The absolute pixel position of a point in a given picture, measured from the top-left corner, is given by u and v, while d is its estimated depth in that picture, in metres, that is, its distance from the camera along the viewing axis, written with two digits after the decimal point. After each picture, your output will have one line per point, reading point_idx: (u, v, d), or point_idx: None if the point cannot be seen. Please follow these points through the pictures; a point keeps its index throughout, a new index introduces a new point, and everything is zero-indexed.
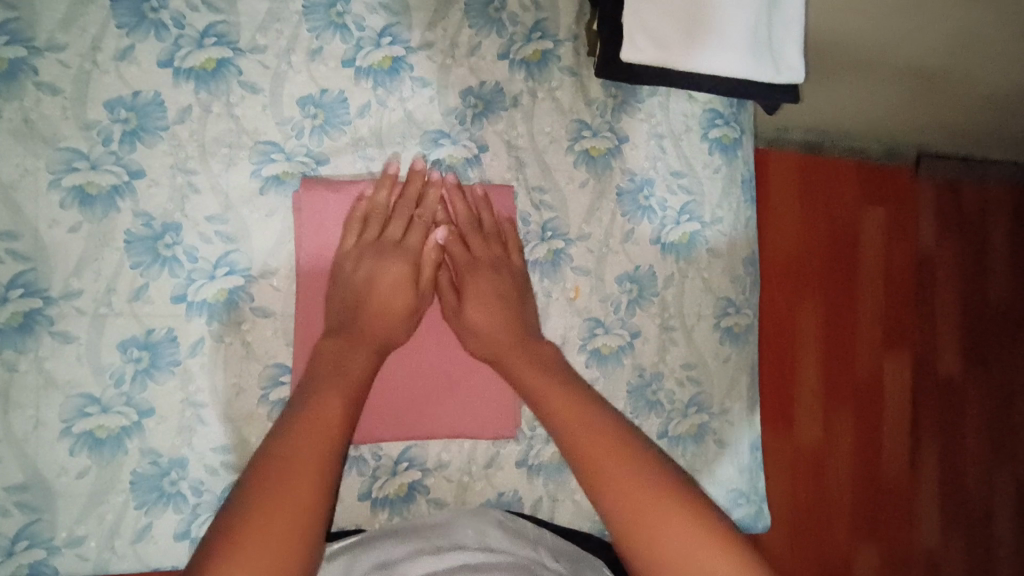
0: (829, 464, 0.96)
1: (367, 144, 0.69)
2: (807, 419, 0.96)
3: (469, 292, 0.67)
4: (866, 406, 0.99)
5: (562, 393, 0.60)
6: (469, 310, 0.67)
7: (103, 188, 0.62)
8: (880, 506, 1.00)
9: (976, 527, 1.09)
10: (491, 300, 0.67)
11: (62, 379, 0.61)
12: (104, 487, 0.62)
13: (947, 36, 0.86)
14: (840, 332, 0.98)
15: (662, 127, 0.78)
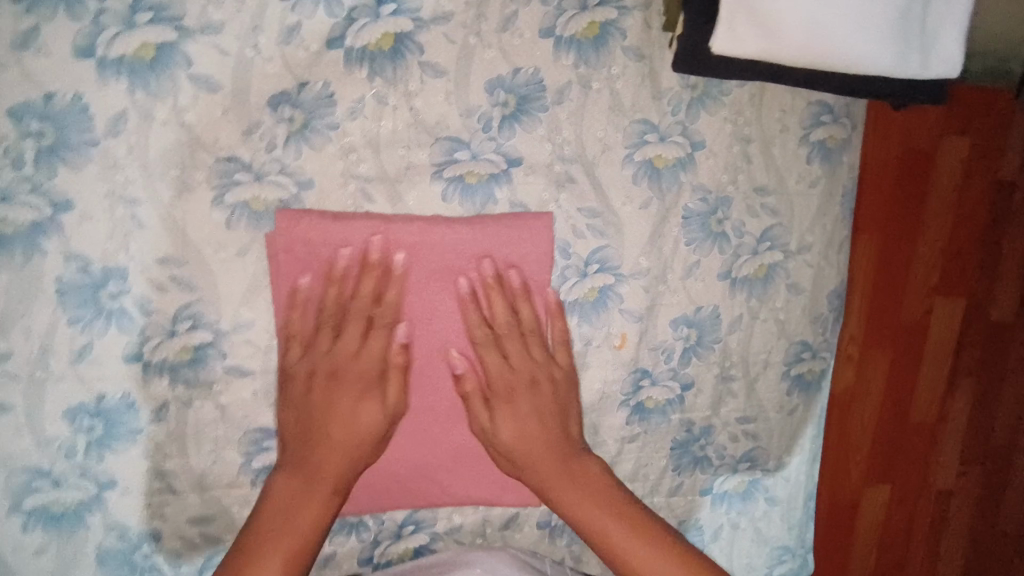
0: (852, 405, 0.90)
1: (361, 157, 0.53)
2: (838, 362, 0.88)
3: (503, 412, 0.54)
4: (903, 347, 0.90)
5: (585, 493, 0.53)
6: (501, 428, 0.54)
7: (21, 225, 0.48)
8: (897, 448, 0.94)
9: (1004, 487, 0.98)
10: (527, 419, 0.54)
11: (1, 453, 0.51)
12: (66, 565, 0.53)
13: None
14: (890, 269, 0.87)
15: (748, 129, 0.60)
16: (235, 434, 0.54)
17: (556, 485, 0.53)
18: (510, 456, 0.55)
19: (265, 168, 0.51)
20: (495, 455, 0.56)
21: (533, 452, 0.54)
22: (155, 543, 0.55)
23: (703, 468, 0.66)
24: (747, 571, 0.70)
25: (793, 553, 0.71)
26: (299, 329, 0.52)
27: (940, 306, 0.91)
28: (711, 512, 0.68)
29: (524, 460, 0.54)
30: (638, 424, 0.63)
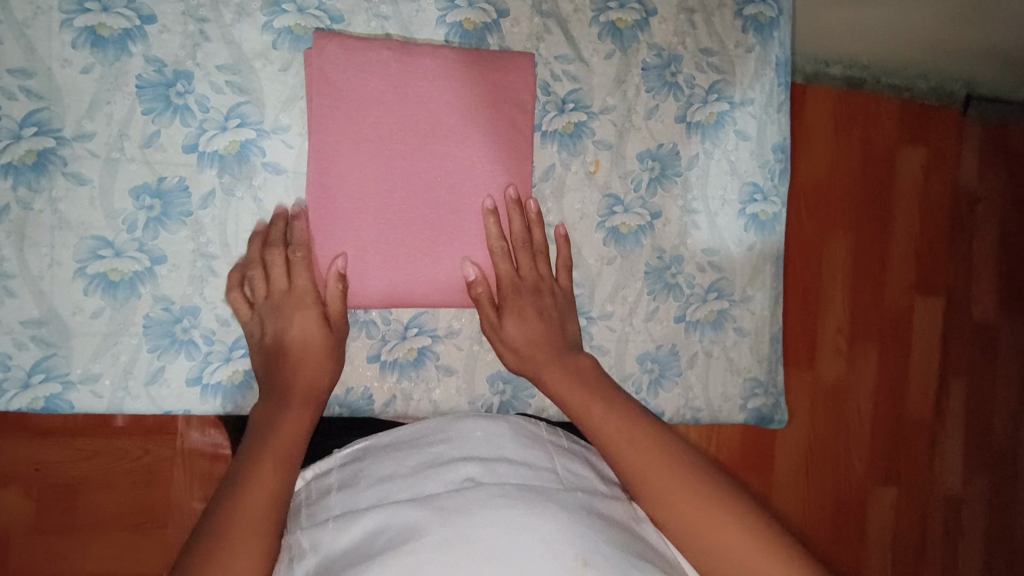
0: (848, 397, 0.99)
1: (381, 1, 0.66)
2: (828, 354, 0.99)
3: (510, 307, 0.65)
4: (889, 338, 1.01)
5: (585, 392, 0.58)
6: (508, 323, 0.65)
7: (116, 31, 0.61)
8: (899, 441, 1.03)
9: (1004, 472, 1.05)
10: (532, 317, 0.65)
11: (76, 222, 0.61)
12: (118, 329, 0.63)
13: None
14: (867, 265, 1.00)
15: (694, 2, 0.74)
16: (268, 225, 0.65)
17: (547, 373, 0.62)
18: (512, 352, 0.65)
19: (306, 3, 0.64)
20: (499, 346, 0.66)
21: (532, 339, 0.64)
22: (193, 318, 0.64)
23: (676, 295, 0.75)
24: (723, 401, 0.77)
25: (764, 389, 0.79)
26: (330, 126, 0.63)
27: (920, 304, 1.02)
28: (687, 339, 0.76)
29: (528, 353, 0.64)
30: (615, 246, 0.73)
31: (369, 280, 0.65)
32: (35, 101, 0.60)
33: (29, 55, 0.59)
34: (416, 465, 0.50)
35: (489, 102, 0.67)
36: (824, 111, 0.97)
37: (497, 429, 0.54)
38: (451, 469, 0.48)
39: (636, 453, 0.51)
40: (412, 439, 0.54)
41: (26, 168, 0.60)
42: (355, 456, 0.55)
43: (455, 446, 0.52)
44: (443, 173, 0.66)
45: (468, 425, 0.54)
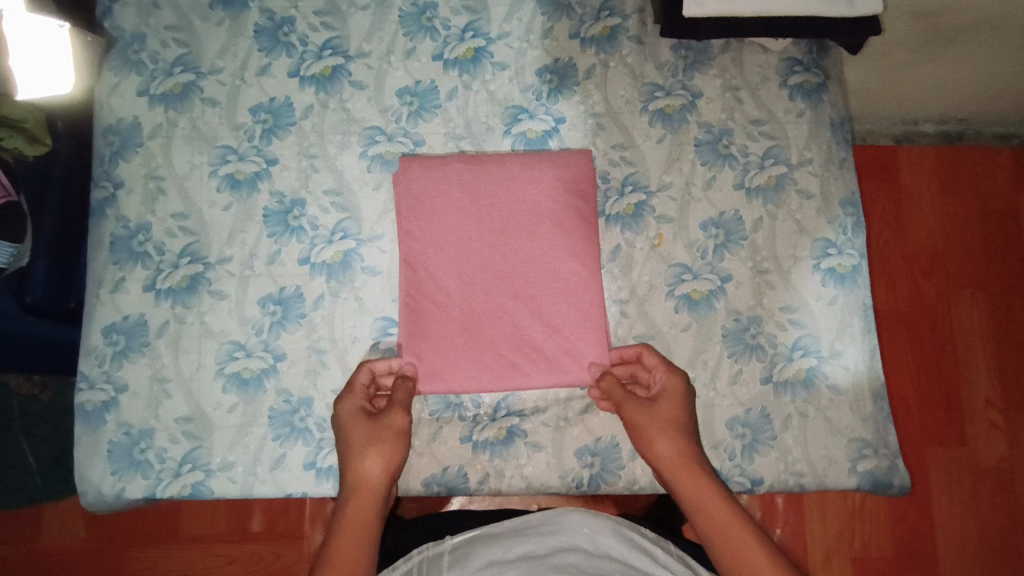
0: (1017, 472, 1.07)
1: (455, 123, 0.78)
2: (986, 439, 1.08)
3: (665, 399, 0.68)
4: None
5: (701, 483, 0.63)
6: (661, 405, 0.68)
7: (248, 174, 0.75)
8: None
9: None
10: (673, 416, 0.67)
11: (217, 330, 0.73)
12: (248, 420, 0.72)
13: (995, 59, 0.99)
14: (1011, 330, 1.12)
15: (737, 80, 0.80)
16: (368, 320, 0.74)
17: (691, 472, 0.64)
18: (653, 435, 0.66)
19: (394, 133, 0.77)
20: (647, 423, 0.67)
21: (680, 422, 0.67)
22: (309, 407, 0.72)
23: (759, 355, 0.75)
24: (828, 464, 0.73)
25: (874, 449, 0.73)
26: (415, 235, 0.73)
27: None
28: (777, 401, 0.74)
29: (677, 438, 0.66)
30: (688, 312, 0.75)
31: (455, 365, 0.71)
32: (189, 236, 0.74)
33: (187, 201, 0.75)
34: (527, 552, 0.56)
35: (553, 195, 0.74)
36: (926, 181, 1.16)
37: (601, 527, 0.59)
38: (560, 558, 0.54)
39: (748, 549, 0.58)
40: (522, 530, 0.59)
41: (181, 289, 0.74)
42: (462, 543, 0.60)
43: (560, 537, 0.57)
44: (517, 262, 0.73)
45: (572, 521, 0.60)
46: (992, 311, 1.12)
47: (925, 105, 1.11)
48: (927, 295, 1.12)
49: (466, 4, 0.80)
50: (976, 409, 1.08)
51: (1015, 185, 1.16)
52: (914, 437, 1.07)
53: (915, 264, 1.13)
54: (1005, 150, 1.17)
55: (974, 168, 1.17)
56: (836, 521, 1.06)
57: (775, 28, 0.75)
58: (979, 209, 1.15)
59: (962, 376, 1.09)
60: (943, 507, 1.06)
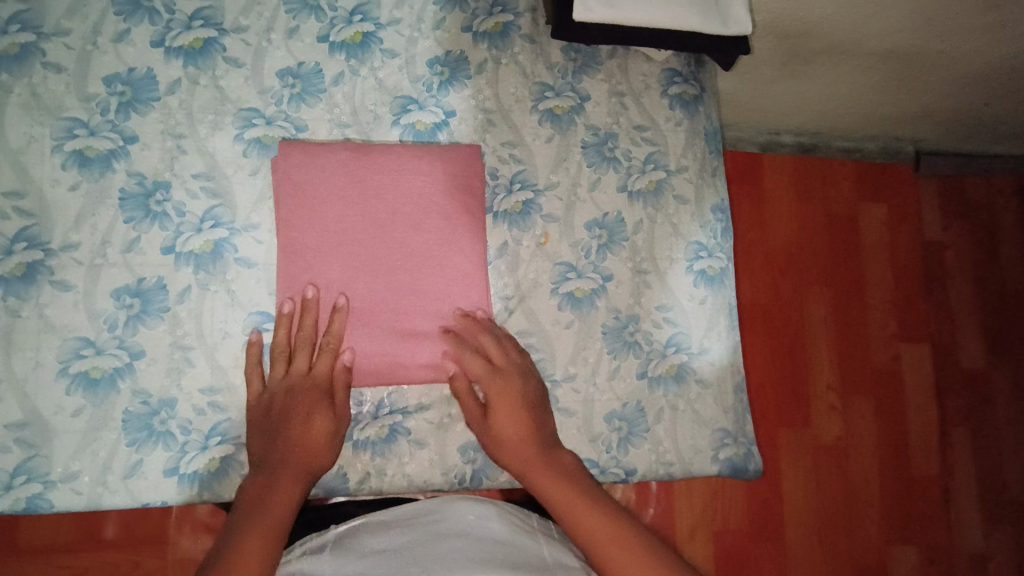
0: (853, 450, 1.21)
1: (340, 109, 0.74)
2: (828, 421, 1.21)
3: (498, 403, 0.68)
4: (884, 392, 1.25)
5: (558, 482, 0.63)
6: (493, 412, 0.68)
7: (101, 152, 0.68)
8: (913, 491, 1.23)
9: (1008, 512, 1.27)
10: (514, 407, 0.68)
11: (61, 325, 0.65)
12: (98, 425, 0.65)
13: (843, 80, 1.11)
14: (852, 324, 1.26)
15: (623, 87, 0.83)
16: (240, 315, 0.69)
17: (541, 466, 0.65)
18: (503, 401, 0.68)
19: (274, 117, 0.72)
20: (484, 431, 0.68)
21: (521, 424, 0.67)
22: (171, 409, 0.66)
23: (636, 352, 0.78)
24: (694, 452, 0.78)
25: (734, 438, 0.80)
26: (293, 223, 0.69)
27: (906, 352, 1.27)
28: (651, 395, 0.78)
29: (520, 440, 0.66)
30: (571, 310, 0.77)
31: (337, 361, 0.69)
32: (26, 218, 0.66)
33: (23, 178, 0.66)
34: (410, 541, 0.54)
35: (439, 188, 0.74)
36: (787, 186, 1.27)
37: (486, 511, 0.60)
38: (444, 545, 0.53)
39: (576, 509, 0.60)
40: (406, 521, 0.58)
41: (15, 278, 0.65)
42: (346, 531, 0.58)
43: (445, 523, 0.57)
44: (401, 255, 0.71)
45: (458, 508, 0.60)
46: (835, 307, 1.25)
47: (786, 119, 1.22)
48: (783, 291, 1.24)
49: None
50: (821, 394, 1.21)
51: (859, 194, 1.30)
52: (767, 420, 1.19)
53: (774, 263, 1.24)
54: (850, 163, 1.31)
55: (823, 178, 1.29)
56: (700, 499, 1.14)
57: (660, 43, 0.79)
58: (829, 214, 1.28)
59: (810, 365, 1.22)
60: (790, 483, 1.18)
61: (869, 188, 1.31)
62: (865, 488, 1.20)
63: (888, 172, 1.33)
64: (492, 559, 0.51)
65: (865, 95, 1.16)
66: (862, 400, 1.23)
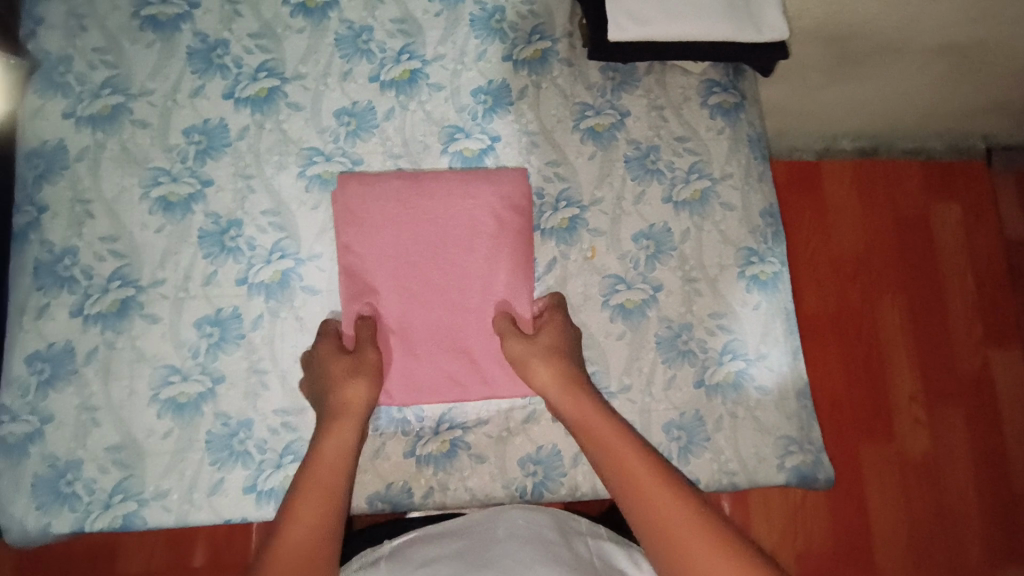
0: (942, 464, 1.14)
1: (392, 142, 0.79)
2: (913, 433, 1.15)
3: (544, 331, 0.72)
4: (972, 400, 1.18)
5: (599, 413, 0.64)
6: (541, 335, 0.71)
7: (182, 196, 0.75)
8: (1016, 507, 1.14)
9: None
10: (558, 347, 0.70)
11: (150, 354, 0.72)
12: (184, 445, 0.70)
13: (898, 74, 1.08)
14: (930, 330, 1.20)
15: (662, 100, 0.84)
16: (308, 339, 0.74)
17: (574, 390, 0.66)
18: (551, 335, 0.71)
19: (332, 154, 0.78)
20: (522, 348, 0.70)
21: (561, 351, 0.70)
22: (248, 429, 0.71)
23: (691, 360, 0.78)
24: (758, 461, 0.76)
25: (799, 445, 0.77)
26: (354, 253, 0.73)
27: (995, 356, 1.20)
28: (709, 403, 0.77)
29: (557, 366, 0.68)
30: (622, 321, 0.78)
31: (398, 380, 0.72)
32: (120, 260, 0.73)
33: (117, 224, 0.74)
34: (463, 546, 0.57)
35: (488, 212, 0.76)
36: (850, 189, 1.22)
37: (536, 516, 0.61)
38: (495, 547, 0.55)
39: (642, 478, 0.57)
40: (458, 528, 0.60)
41: (111, 314, 0.72)
42: (401, 543, 0.60)
43: (496, 528, 0.59)
44: (455, 278, 0.74)
45: (508, 514, 0.61)
46: (910, 314, 1.20)
47: (842, 124, 1.18)
48: (852, 298, 1.19)
49: (402, 27, 0.82)
50: (901, 405, 1.15)
51: (932, 192, 1.24)
52: (846, 435, 1.13)
53: (841, 270, 1.20)
54: (917, 163, 1.24)
55: (889, 179, 1.23)
56: (780, 519, 1.10)
57: (694, 56, 0.81)
58: (897, 216, 1.23)
59: (887, 375, 1.16)
60: (876, 499, 1.12)
61: (943, 184, 1.24)
62: (959, 505, 1.13)
63: (963, 167, 1.25)
64: (542, 560, 0.53)
65: (923, 87, 1.11)
66: (948, 410, 1.17)
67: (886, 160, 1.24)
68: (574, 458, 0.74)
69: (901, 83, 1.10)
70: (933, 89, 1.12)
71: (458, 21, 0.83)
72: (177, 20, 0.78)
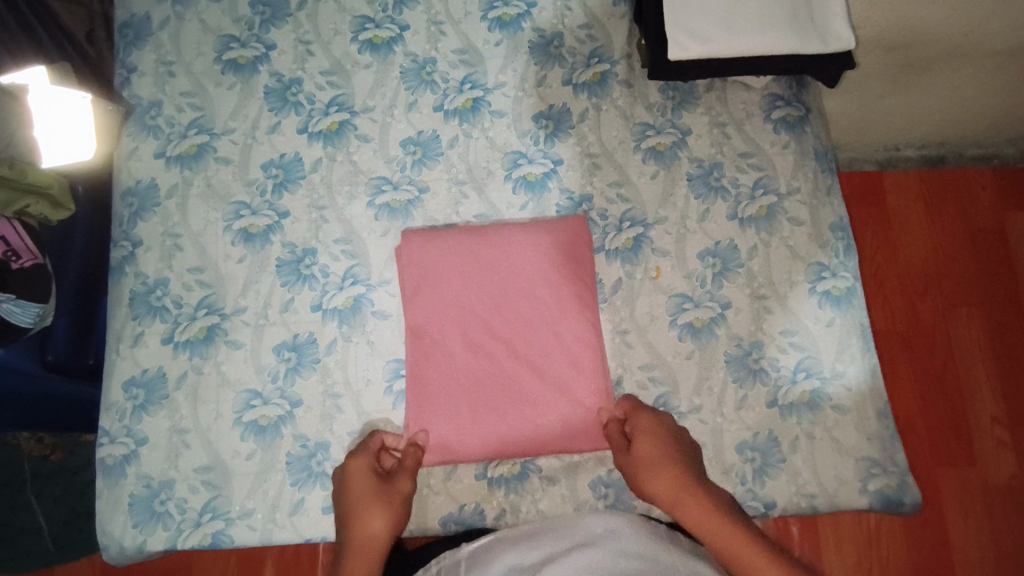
0: None
1: (457, 170, 0.81)
2: (996, 456, 1.08)
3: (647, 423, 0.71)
4: None
5: (668, 478, 0.65)
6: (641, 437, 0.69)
7: (261, 228, 0.79)
8: None
9: None
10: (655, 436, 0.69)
11: (234, 379, 0.75)
12: (267, 467, 0.73)
13: (964, 85, 1.05)
14: (1011, 345, 1.14)
15: (724, 117, 0.84)
16: (380, 362, 0.76)
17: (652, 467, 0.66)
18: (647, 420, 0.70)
19: (400, 182, 0.81)
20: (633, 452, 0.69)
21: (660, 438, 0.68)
22: (325, 451, 0.73)
23: (763, 379, 0.76)
24: (838, 483, 0.74)
25: (883, 467, 0.74)
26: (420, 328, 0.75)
27: None
28: (783, 423, 0.75)
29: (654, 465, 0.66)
30: (691, 340, 0.77)
31: (462, 425, 0.72)
32: (205, 289, 0.77)
33: (203, 256, 0.78)
34: (542, 555, 0.57)
35: (552, 259, 0.76)
36: (911, 200, 1.20)
37: (617, 523, 0.60)
38: (571, 556, 0.55)
39: None
40: (536, 535, 0.60)
41: (198, 341, 0.76)
42: (479, 547, 0.61)
43: (575, 536, 0.59)
44: (520, 324, 0.75)
45: (588, 522, 0.61)
46: (990, 329, 1.14)
47: (905, 133, 1.17)
48: (922, 314, 1.16)
49: (463, 58, 0.84)
50: (983, 426, 1.10)
51: (1001, 201, 1.20)
52: (921, 457, 1.09)
53: (909, 285, 1.17)
54: (988, 170, 1.22)
55: (959, 190, 1.21)
56: (854, 547, 1.06)
57: (757, 71, 0.81)
58: (966, 225, 1.19)
59: (966, 395, 1.11)
60: (959, 526, 1.06)
61: (1013, 194, 1.20)
62: None
63: None
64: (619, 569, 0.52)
65: (993, 95, 1.07)
66: None
67: (951, 171, 1.22)
68: None
69: (967, 94, 1.07)
70: (1004, 96, 1.08)
71: (517, 49, 0.85)
72: (255, 62, 0.83)
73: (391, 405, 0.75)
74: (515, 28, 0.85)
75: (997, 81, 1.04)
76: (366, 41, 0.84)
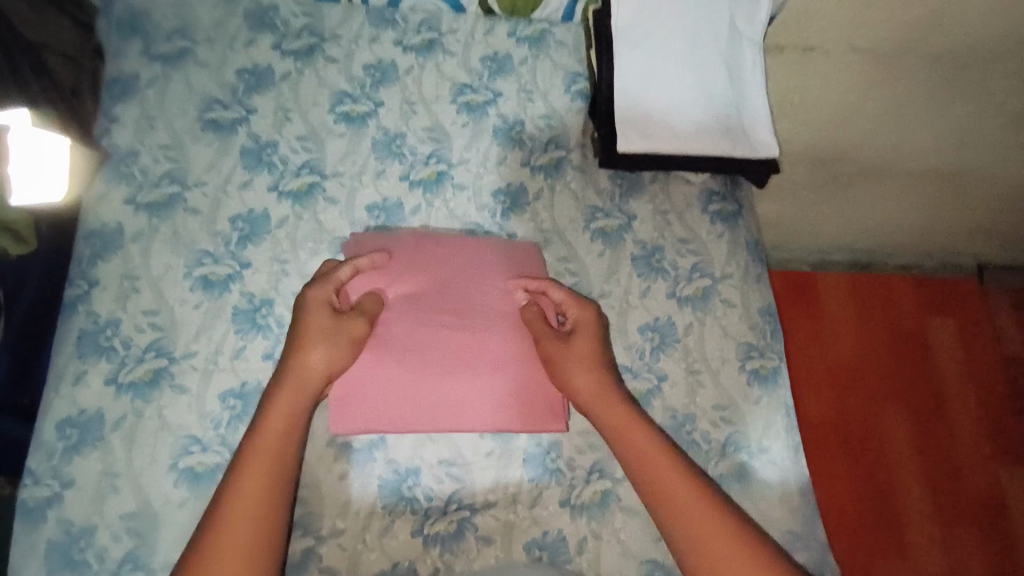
0: None
1: None
2: (923, 549, 1.15)
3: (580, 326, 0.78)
4: (985, 516, 1.19)
5: (614, 408, 0.72)
6: (575, 339, 0.77)
7: (221, 276, 0.81)
8: None
9: None
10: (590, 347, 0.76)
11: (175, 423, 0.75)
12: (198, 516, 0.71)
13: (876, 188, 1.27)
14: (933, 442, 1.23)
15: (666, 206, 0.92)
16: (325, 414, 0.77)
17: (594, 379, 0.74)
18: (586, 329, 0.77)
19: None
20: (563, 358, 0.75)
21: (596, 348, 0.77)
22: None
23: (695, 451, 0.80)
24: None
25: (806, 542, 0.77)
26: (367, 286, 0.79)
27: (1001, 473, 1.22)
28: None
29: (593, 373, 0.74)
30: None
31: (384, 406, 0.75)
32: (157, 332, 0.78)
33: (159, 299, 0.79)
34: None
35: (502, 260, 0.84)
36: (842, 301, 1.32)
37: None
38: None
39: (691, 505, 0.64)
40: None
41: (143, 383, 0.76)
42: None
43: None
44: (471, 318, 0.79)
45: None
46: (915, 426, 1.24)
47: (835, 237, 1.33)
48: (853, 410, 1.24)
49: (432, 135, 0.92)
50: (912, 519, 1.17)
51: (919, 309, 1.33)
52: (857, 549, 1.13)
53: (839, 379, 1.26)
54: (908, 278, 1.35)
55: (882, 296, 1.33)
56: None
57: (698, 167, 0.90)
58: (891, 327, 1.31)
59: (894, 489, 1.19)
60: None
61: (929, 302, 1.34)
62: None
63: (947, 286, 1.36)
64: None
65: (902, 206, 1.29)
66: (962, 526, 1.17)
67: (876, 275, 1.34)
68: (579, 546, 0.75)
69: (881, 198, 1.28)
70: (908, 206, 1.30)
71: (482, 131, 0.93)
72: (235, 124, 0.88)
73: (332, 458, 0.75)
74: (481, 113, 0.93)
75: (900, 183, 1.27)
76: (343, 113, 0.91)
